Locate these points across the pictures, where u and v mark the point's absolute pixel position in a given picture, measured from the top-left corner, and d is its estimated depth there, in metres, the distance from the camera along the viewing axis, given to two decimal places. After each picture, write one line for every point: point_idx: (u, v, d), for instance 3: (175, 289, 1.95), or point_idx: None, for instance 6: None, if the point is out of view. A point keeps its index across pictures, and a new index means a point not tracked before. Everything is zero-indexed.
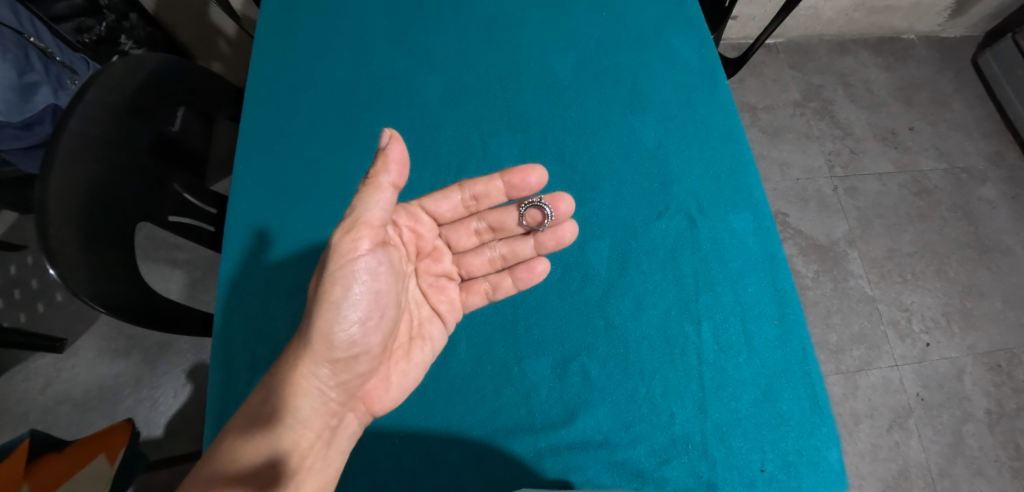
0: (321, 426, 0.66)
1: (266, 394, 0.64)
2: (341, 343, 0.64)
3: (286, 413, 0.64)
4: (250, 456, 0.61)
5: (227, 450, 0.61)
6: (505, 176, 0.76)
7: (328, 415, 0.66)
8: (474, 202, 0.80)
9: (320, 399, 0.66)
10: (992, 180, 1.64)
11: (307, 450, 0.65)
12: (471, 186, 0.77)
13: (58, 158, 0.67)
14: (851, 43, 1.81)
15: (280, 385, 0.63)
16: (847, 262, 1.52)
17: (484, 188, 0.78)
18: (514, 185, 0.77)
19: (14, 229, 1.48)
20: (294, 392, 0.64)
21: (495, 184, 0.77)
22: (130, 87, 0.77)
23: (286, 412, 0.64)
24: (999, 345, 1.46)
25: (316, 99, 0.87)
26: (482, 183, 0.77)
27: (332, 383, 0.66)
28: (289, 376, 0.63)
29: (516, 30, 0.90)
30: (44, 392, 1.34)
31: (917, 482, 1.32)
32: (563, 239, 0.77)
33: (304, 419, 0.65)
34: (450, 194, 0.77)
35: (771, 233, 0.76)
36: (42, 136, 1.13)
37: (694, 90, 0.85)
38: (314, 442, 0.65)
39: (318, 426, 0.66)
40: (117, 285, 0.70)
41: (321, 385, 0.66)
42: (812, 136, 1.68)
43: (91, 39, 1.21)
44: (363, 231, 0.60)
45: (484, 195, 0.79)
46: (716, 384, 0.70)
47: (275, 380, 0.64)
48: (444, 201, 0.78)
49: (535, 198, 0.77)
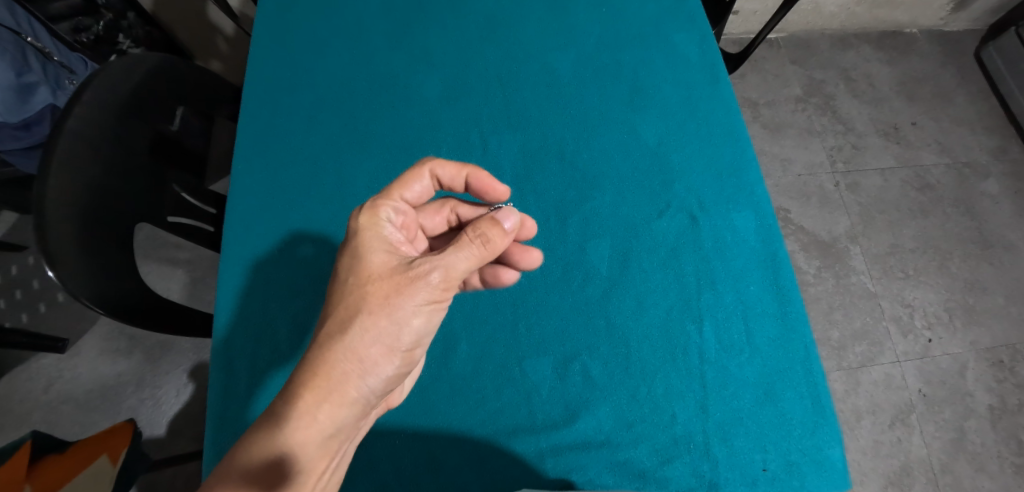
0: (351, 429, 0.61)
1: (312, 404, 0.57)
2: (381, 350, 0.59)
3: (320, 419, 0.57)
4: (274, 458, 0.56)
5: (246, 450, 0.56)
6: (472, 177, 0.72)
7: (360, 418, 0.61)
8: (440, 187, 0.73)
9: (360, 406, 0.60)
10: (994, 175, 1.63)
11: (336, 452, 0.60)
12: (438, 174, 0.70)
13: (56, 158, 0.66)
14: (852, 37, 1.80)
15: (320, 392, 0.57)
16: (848, 258, 1.52)
17: (450, 178, 0.71)
18: (480, 189, 0.73)
19: (15, 230, 1.48)
20: (327, 400, 0.57)
21: (461, 177, 0.71)
22: (127, 86, 0.77)
23: (325, 423, 0.58)
24: (1001, 341, 1.45)
25: (314, 98, 0.86)
26: (450, 172, 0.70)
27: (377, 389, 0.61)
28: (331, 382, 0.58)
29: (515, 28, 0.90)
30: (46, 393, 1.34)
31: (919, 478, 1.32)
32: (527, 265, 0.73)
33: (341, 424, 0.59)
34: (422, 179, 0.69)
35: (773, 230, 0.76)
36: (40, 136, 1.13)
37: (694, 86, 0.84)
38: (343, 443, 0.61)
39: (349, 429, 0.61)
40: (116, 286, 0.70)
41: (367, 390, 0.60)
42: (814, 131, 1.67)
43: (89, 38, 1.19)
44: (381, 228, 0.64)
45: (449, 184, 0.72)
46: (717, 383, 0.69)
47: (317, 387, 0.57)
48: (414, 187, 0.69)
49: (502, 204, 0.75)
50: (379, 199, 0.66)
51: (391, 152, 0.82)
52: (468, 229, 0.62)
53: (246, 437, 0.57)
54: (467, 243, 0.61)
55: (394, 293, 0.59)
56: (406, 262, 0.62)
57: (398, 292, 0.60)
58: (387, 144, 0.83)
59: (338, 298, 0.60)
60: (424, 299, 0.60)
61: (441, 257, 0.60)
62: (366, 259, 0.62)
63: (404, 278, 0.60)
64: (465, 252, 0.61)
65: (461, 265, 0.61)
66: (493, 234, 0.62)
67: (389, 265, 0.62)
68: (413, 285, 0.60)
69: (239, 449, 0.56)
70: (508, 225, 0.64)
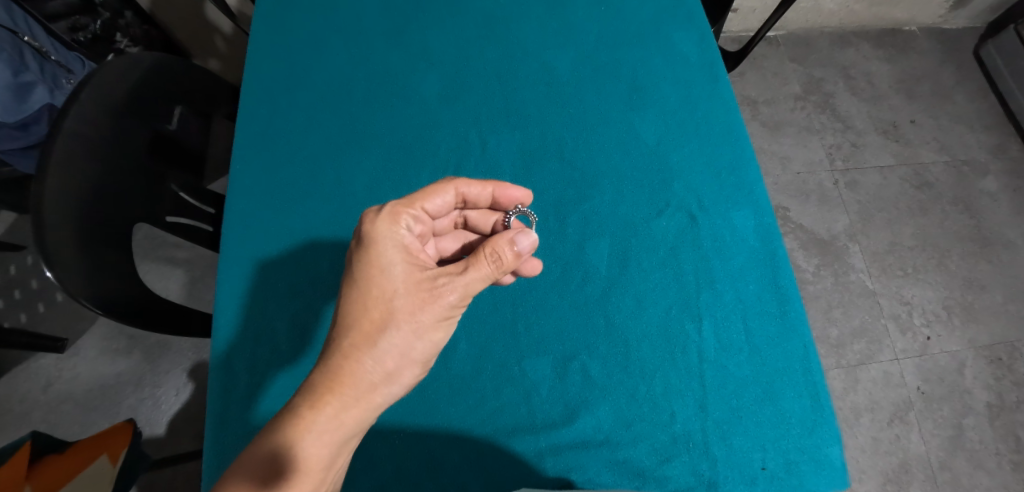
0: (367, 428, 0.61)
1: (341, 408, 0.57)
2: (398, 359, 0.60)
3: (345, 420, 0.58)
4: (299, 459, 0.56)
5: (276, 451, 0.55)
6: (497, 192, 0.72)
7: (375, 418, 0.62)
8: (461, 203, 0.72)
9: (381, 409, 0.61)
10: (993, 172, 1.64)
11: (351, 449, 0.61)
12: (464, 188, 0.69)
13: (54, 158, 0.66)
14: (852, 34, 1.80)
15: (348, 398, 0.58)
16: (847, 256, 1.52)
17: (477, 195, 0.70)
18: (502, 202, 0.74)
19: (13, 229, 1.48)
20: (354, 403, 0.58)
21: (486, 192, 0.71)
22: (124, 86, 0.76)
23: (351, 425, 0.58)
24: (999, 339, 1.46)
25: (313, 97, 0.86)
26: (477, 190, 0.70)
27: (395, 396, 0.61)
28: (359, 389, 0.58)
29: (514, 26, 0.90)
30: (46, 392, 1.34)
31: (918, 475, 1.32)
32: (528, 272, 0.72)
33: (363, 424, 0.60)
34: (446, 194, 0.67)
35: (772, 229, 0.76)
36: (38, 136, 1.13)
37: (694, 85, 0.84)
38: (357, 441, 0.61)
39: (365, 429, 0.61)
40: (113, 286, 0.70)
41: (389, 396, 0.61)
42: (813, 129, 1.67)
43: (86, 37, 1.20)
44: (400, 235, 0.62)
45: (473, 199, 0.72)
46: (716, 381, 0.70)
47: (347, 395, 0.58)
48: (438, 199, 0.66)
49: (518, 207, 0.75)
50: (398, 203, 0.64)
51: (390, 151, 0.82)
52: (486, 247, 0.61)
53: (276, 436, 0.56)
54: (483, 262, 0.61)
55: (418, 309, 0.60)
56: (428, 276, 0.61)
57: (421, 308, 0.60)
58: (385, 142, 0.83)
59: (360, 309, 0.60)
60: (442, 316, 0.61)
61: (462, 277, 0.61)
62: (388, 271, 0.61)
63: (427, 293, 0.60)
64: (482, 275, 0.61)
65: (479, 285, 0.62)
66: (509, 256, 0.61)
67: (413, 278, 0.61)
68: (435, 304, 0.60)
69: (267, 446, 0.55)
70: (525, 249, 0.62)
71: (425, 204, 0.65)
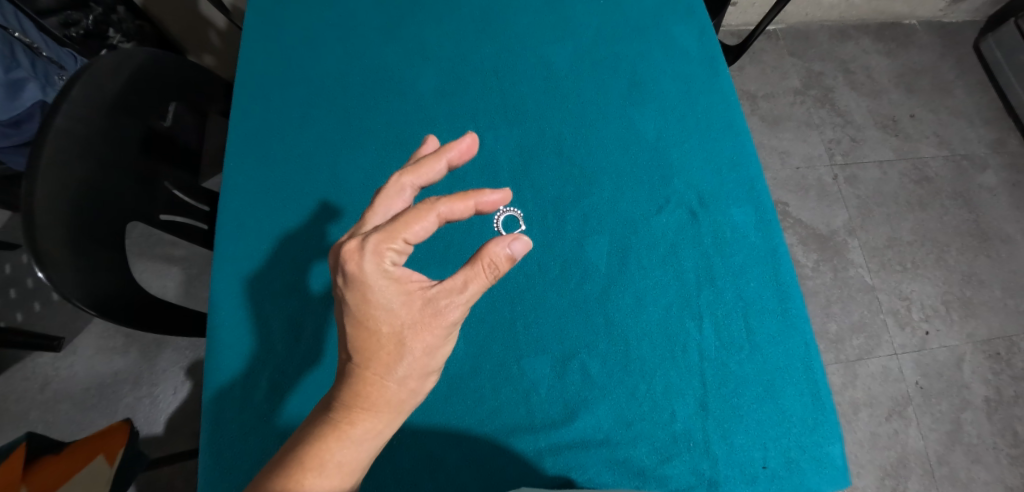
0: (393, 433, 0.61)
1: (378, 415, 0.56)
2: (409, 373, 0.57)
3: (383, 426, 0.56)
4: (336, 466, 0.54)
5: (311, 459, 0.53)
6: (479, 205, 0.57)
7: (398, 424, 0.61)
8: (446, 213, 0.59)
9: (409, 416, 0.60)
10: (992, 167, 1.63)
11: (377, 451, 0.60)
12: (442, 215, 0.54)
13: (44, 157, 0.65)
14: (852, 28, 1.79)
15: (385, 406, 0.56)
16: (847, 251, 1.51)
17: (460, 216, 0.55)
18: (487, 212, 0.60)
19: (8, 228, 1.47)
20: (390, 411, 0.57)
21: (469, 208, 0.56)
22: (116, 82, 0.75)
23: (388, 431, 0.57)
24: (998, 333, 1.46)
25: (308, 93, 0.85)
26: (458, 209, 0.54)
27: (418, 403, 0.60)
28: (390, 400, 0.56)
29: (510, 20, 0.89)
30: (43, 392, 1.34)
31: (916, 470, 1.33)
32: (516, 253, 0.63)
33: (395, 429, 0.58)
34: (424, 221, 0.54)
35: (772, 225, 0.75)
36: (31, 134, 1.11)
37: (693, 79, 0.83)
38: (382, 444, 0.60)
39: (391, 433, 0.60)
40: (106, 284, 0.69)
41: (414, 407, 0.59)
42: (812, 124, 1.66)
43: (79, 33, 1.17)
44: (387, 274, 0.55)
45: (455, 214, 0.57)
46: (717, 379, 0.69)
47: (382, 412, 0.56)
48: (417, 231, 0.54)
49: (507, 211, 0.76)
50: (378, 239, 0.55)
51: (385, 149, 0.81)
52: (481, 259, 0.55)
53: (315, 444, 0.54)
54: (480, 274, 0.55)
55: (423, 331, 0.56)
56: (426, 300, 0.56)
57: (426, 330, 0.56)
58: (382, 139, 0.82)
59: (363, 325, 0.57)
60: (448, 331, 0.58)
61: (463, 295, 0.56)
62: (388, 306, 0.56)
63: (430, 317, 0.56)
64: (483, 287, 0.56)
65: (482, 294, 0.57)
66: (504, 263, 0.55)
67: (413, 307, 0.56)
68: (439, 324, 0.56)
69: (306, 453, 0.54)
70: (519, 251, 0.55)
71: (407, 236, 0.54)
